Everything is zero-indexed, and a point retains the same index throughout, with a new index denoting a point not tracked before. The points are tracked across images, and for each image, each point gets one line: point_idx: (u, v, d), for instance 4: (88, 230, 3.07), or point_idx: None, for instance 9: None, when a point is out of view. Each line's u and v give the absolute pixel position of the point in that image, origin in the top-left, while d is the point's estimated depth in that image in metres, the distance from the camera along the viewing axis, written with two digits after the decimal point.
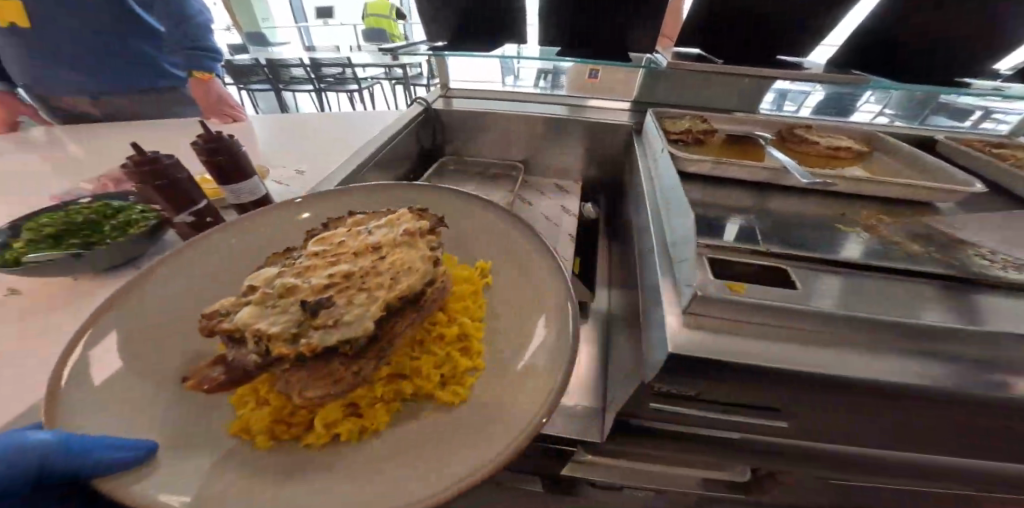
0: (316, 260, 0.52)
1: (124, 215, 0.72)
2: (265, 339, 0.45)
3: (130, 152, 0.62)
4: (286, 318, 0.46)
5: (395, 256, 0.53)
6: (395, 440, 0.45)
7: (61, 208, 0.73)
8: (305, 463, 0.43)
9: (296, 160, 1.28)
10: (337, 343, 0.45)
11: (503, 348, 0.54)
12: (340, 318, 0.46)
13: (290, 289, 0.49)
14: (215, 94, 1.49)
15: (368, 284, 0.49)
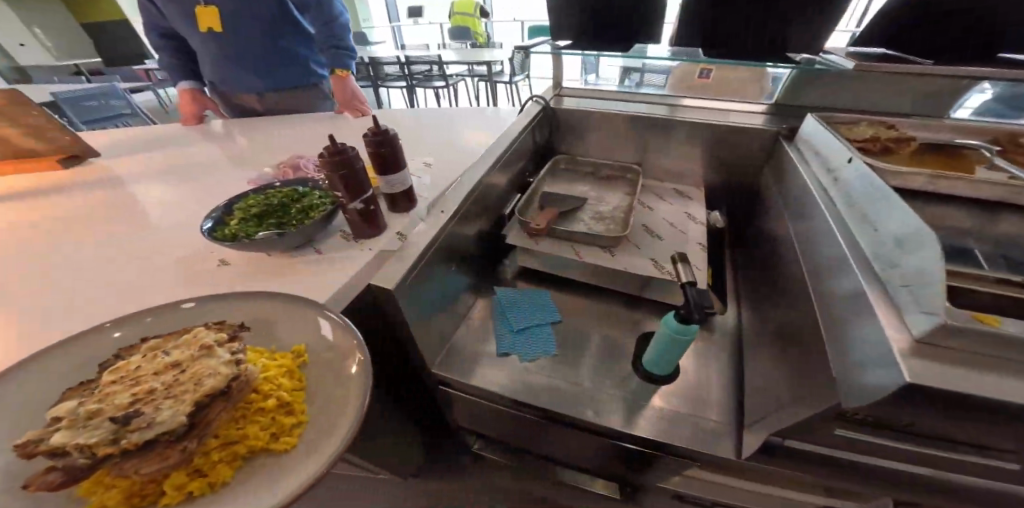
0: (117, 383, 0.52)
1: (308, 200, 0.84)
2: (91, 451, 0.45)
3: (327, 147, 0.71)
4: (102, 431, 0.46)
5: (197, 365, 0.54)
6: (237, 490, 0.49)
7: (259, 192, 0.87)
8: None
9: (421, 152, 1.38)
10: (153, 438, 0.47)
11: (325, 396, 0.58)
12: (102, 412, 0.48)
13: (98, 410, 0.48)
14: (349, 91, 1.72)
15: (136, 388, 0.50)
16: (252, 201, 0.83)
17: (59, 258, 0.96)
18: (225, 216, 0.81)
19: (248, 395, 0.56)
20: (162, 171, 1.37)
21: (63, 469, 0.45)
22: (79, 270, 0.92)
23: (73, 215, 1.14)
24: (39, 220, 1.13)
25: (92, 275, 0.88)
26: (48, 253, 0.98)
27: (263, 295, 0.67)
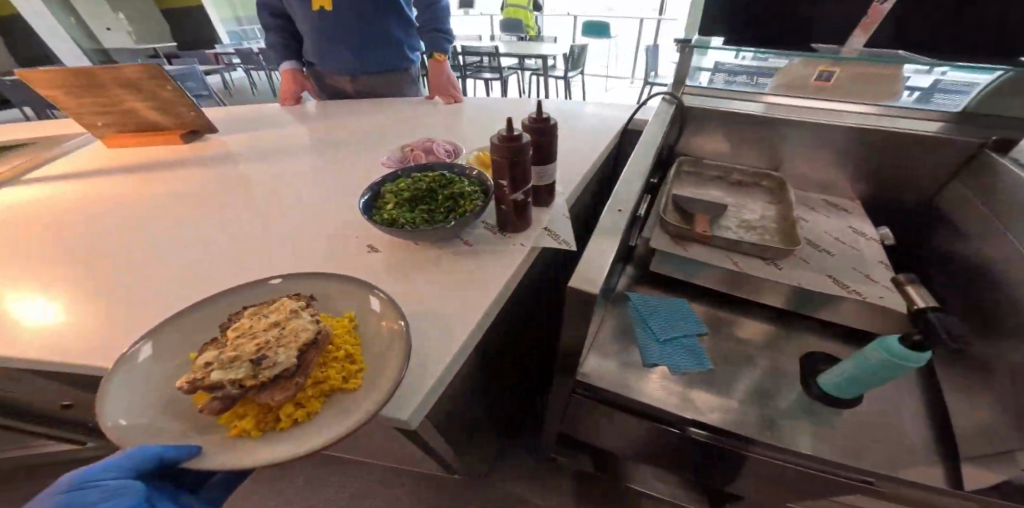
0: (234, 339, 0.59)
1: (458, 188, 0.80)
2: (232, 383, 0.53)
3: (503, 132, 0.66)
4: (236, 371, 0.54)
5: (290, 323, 0.61)
6: (337, 411, 0.54)
7: (405, 176, 0.84)
8: (289, 439, 0.52)
9: None
10: (270, 375, 0.54)
11: (385, 337, 0.62)
12: (236, 356, 0.56)
13: (229, 357, 0.56)
14: (444, 76, 1.69)
15: (258, 339, 0.58)
16: (403, 184, 0.81)
17: (198, 230, 1.00)
18: (377, 199, 0.79)
19: (327, 346, 0.61)
20: (272, 149, 1.40)
21: (212, 401, 0.53)
22: (221, 242, 0.95)
23: (200, 188, 1.18)
24: (170, 191, 1.17)
25: (239, 249, 0.91)
26: (190, 223, 1.02)
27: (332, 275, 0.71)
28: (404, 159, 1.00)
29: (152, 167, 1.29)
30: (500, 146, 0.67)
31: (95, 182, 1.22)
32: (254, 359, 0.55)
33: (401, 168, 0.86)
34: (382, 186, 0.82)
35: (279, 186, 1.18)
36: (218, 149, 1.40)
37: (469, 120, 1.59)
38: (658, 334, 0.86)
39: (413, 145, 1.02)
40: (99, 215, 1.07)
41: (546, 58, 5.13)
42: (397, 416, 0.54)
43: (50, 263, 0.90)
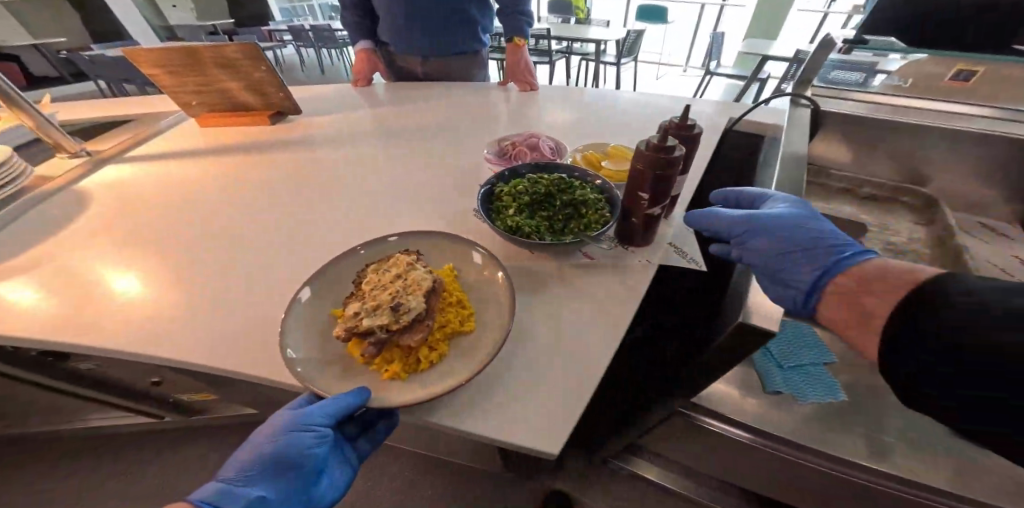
0: (365, 293, 0.60)
1: (581, 195, 0.74)
2: (380, 327, 0.54)
3: (653, 145, 0.58)
4: (379, 317, 0.55)
5: (411, 273, 0.62)
6: (472, 353, 0.55)
7: (522, 178, 0.79)
8: (437, 378, 0.52)
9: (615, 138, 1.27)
10: (410, 316, 0.55)
11: (491, 288, 0.64)
12: (377, 305, 0.57)
13: (370, 307, 0.57)
14: (522, 62, 1.61)
15: (390, 290, 0.59)
16: (522, 188, 0.75)
17: (296, 213, 1.00)
18: (495, 204, 0.75)
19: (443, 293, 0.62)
20: (354, 132, 1.39)
21: (367, 347, 0.54)
22: (320, 228, 0.94)
23: (290, 169, 1.19)
24: (262, 170, 1.18)
25: (339, 238, 0.91)
26: (286, 207, 1.03)
27: (434, 233, 0.71)
28: (504, 154, 0.94)
29: (242, 145, 1.31)
30: (647, 161, 0.60)
31: (192, 157, 1.25)
32: (393, 306, 0.56)
33: (514, 168, 0.81)
34: (498, 189, 0.77)
35: (367, 170, 1.16)
36: (301, 129, 1.41)
37: (547, 109, 1.51)
38: (783, 363, 0.81)
39: (515, 140, 0.96)
40: (200, 190, 1.09)
41: (600, 41, 4.90)
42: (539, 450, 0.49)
43: (162, 236, 0.92)
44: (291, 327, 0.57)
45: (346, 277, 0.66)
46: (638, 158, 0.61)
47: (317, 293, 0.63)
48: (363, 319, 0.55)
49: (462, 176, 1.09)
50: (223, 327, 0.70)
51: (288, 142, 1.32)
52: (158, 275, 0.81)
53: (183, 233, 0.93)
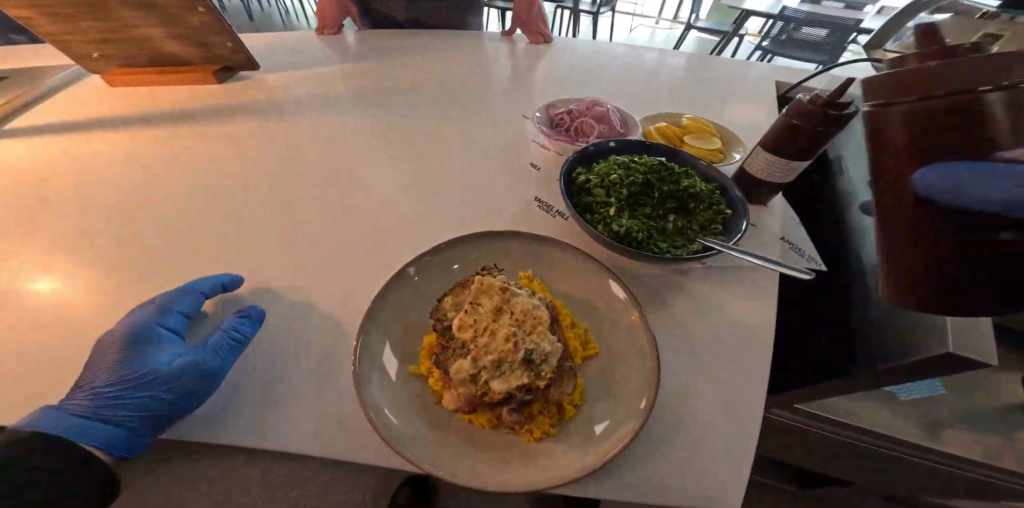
0: (470, 338, 0.41)
1: (689, 185, 0.59)
2: (523, 388, 0.38)
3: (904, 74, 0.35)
4: (513, 371, 0.39)
5: (518, 299, 0.44)
6: (615, 389, 0.42)
7: (608, 162, 0.62)
8: (593, 429, 0.40)
9: (655, 103, 1.09)
10: (550, 361, 0.40)
11: (594, 296, 0.50)
12: (500, 357, 0.39)
13: (494, 360, 0.39)
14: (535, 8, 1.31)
15: (504, 330, 0.41)
16: (618, 176, 0.59)
17: None
18: (588, 198, 0.58)
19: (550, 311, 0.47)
20: (334, 90, 1.09)
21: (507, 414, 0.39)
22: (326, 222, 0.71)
23: (261, 140, 0.90)
24: (223, 141, 0.89)
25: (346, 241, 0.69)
26: None
27: (511, 235, 0.54)
28: (562, 126, 0.76)
29: (186, 111, 0.99)
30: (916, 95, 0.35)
31: (118, 129, 0.93)
32: (526, 358, 0.39)
33: (595, 146, 0.64)
34: (584, 176, 0.60)
35: (369, 140, 0.91)
36: (264, 88, 1.10)
37: (566, 61, 1.26)
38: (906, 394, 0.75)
39: (572, 106, 0.77)
40: (139, 171, 0.80)
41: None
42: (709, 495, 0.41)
43: (96, 239, 0.65)
44: (374, 405, 0.40)
45: (414, 307, 0.49)
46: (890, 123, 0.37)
47: (376, 332, 0.44)
48: (485, 378, 0.39)
49: (494, 150, 0.88)
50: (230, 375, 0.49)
51: (250, 105, 1.02)
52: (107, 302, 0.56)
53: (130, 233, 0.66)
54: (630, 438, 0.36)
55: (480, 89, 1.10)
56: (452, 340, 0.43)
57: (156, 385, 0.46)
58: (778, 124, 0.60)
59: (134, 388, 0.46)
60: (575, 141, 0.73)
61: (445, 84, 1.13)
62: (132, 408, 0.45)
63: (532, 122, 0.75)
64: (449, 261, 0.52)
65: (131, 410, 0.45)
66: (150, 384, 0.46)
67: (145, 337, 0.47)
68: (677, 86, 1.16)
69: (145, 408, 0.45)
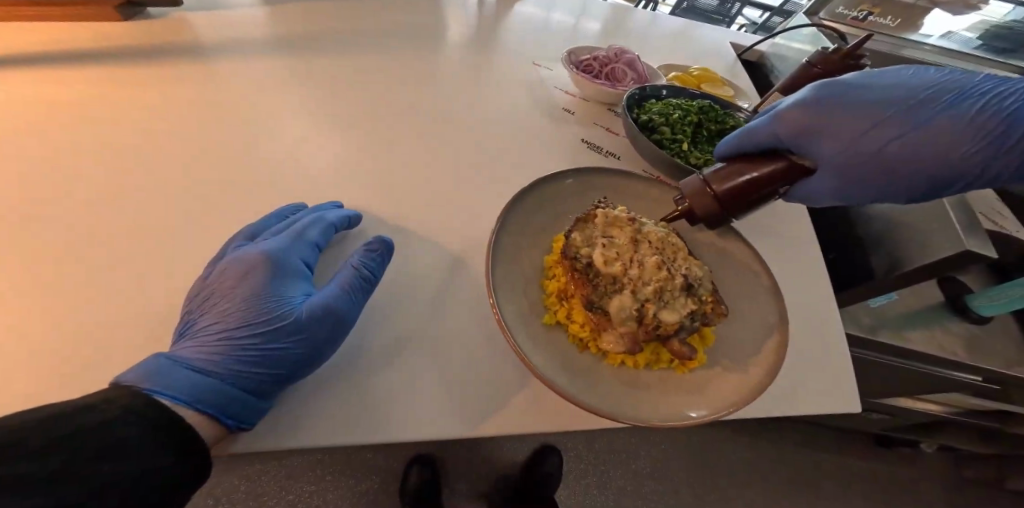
0: (622, 274, 0.45)
1: (733, 122, 0.68)
2: (686, 314, 0.44)
3: (688, 193, 0.49)
4: (673, 300, 0.44)
5: (651, 232, 0.48)
6: (739, 317, 0.50)
7: (661, 103, 0.69)
8: (733, 350, 0.47)
9: (650, 52, 1.09)
10: (697, 289, 0.46)
11: (693, 238, 0.56)
12: (660, 286, 0.44)
13: (654, 290, 0.44)
14: None
15: (650, 260, 0.46)
16: (678, 115, 0.66)
17: (304, 167, 0.64)
18: (656, 135, 0.64)
19: None
20: (293, 24, 0.90)
21: (670, 342, 0.44)
22: (363, 184, 0.63)
23: (232, 88, 0.73)
24: (181, 97, 0.70)
25: (394, 213, 0.61)
26: (258, 165, 0.63)
27: (604, 170, 0.57)
28: (593, 71, 0.81)
29: (99, 51, 0.76)
30: (710, 195, 0.47)
31: (3, 75, 0.68)
32: (685, 284, 0.45)
33: (643, 89, 0.70)
34: (646, 115, 0.66)
35: (370, 87, 0.79)
36: (197, 19, 0.86)
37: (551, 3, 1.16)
38: (886, 305, 0.92)
39: (599, 54, 0.83)
40: (79, 139, 0.61)
41: None
42: (822, 402, 0.49)
43: (73, 234, 0.51)
44: (543, 367, 0.41)
45: (530, 252, 0.51)
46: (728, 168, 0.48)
47: (508, 294, 0.46)
48: (653, 310, 0.43)
49: (517, 96, 0.83)
50: (347, 362, 0.45)
51: (190, 42, 0.80)
52: (140, 305, 0.46)
53: (121, 219, 0.53)
54: (782, 346, 0.45)
55: (469, 25, 0.99)
56: (599, 278, 0.46)
57: (277, 329, 0.42)
58: (794, 72, 0.68)
59: (249, 334, 0.42)
60: (613, 86, 0.79)
61: (428, 18, 0.98)
62: (246, 361, 0.40)
63: (568, 66, 0.78)
64: (553, 201, 0.54)
65: (245, 364, 0.40)
66: (269, 329, 0.42)
67: (274, 271, 0.46)
68: (664, 33, 1.17)
69: (264, 358, 0.40)
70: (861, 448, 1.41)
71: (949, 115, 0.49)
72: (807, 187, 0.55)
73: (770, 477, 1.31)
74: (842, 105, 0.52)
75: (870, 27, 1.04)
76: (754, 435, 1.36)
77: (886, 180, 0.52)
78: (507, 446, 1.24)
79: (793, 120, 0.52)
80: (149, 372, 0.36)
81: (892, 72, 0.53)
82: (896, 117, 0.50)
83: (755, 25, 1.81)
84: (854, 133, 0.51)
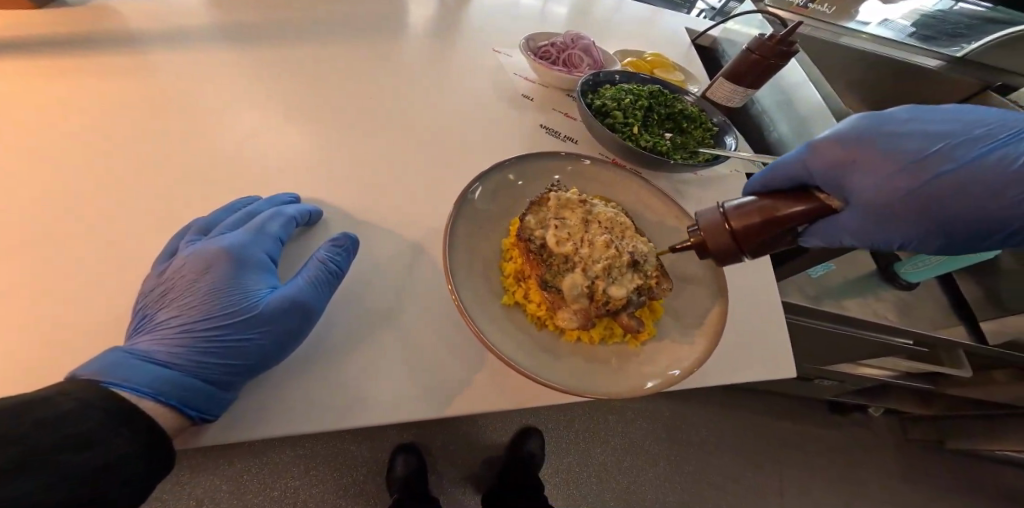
0: (576, 255, 0.48)
1: (682, 107, 0.71)
2: (635, 290, 0.47)
3: (702, 223, 0.43)
4: (623, 276, 0.47)
5: (602, 213, 0.51)
6: (685, 291, 0.53)
7: (614, 88, 0.72)
8: (680, 322, 0.50)
9: (608, 37, 1.11)
10: (645, 265, 0.49)
11: (644, 217, 0.59)
12: (609, 264, 0.47)
13: (605, 268, 0.47)
14: None
15: (600, 239, 0.49)
16: (629, 100, 0.69)
17: (259, 160, 0.63)
18: (609, 120, 0.67)
19: None
20: (242, 10, 0.86)
21: (621, 317, 0.47)
22: (319, 177, 0.62)
23: (184, 79, 0.71)
24: (127, 89, 0.67)
25: (353, 202, 0.60)
26: (211, 159, 0.61)
27: (560, 155, 0.59)
28: (551, 58, 0.82)
29: (30, 39, 0.70)
30: (725, 228, 0.42)
31: None
32: (633, 260, 0.48)
33: (597, 75, 0.73)
34: (600, 101, 0.69)
35: (322, 78, 0.77)
36: (126, 7, 0.81)
37: None
38: (826, 276, 0.99)
39: (556, 40, 0.84)
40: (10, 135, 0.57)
41: None
42: (759, 370, 0.54)
43: (16, 235, 0.48)
44: (501, 344, 0.43)
45: (488, 237, 0.53)
46: (744, 201, 0.42)
47: (465, 278, 0.47)
48: (602, 286, 0.46)
49: (478, 83, 0.83)
50: (309, 351, 0.46)
51: (120, 31, 0.75)
52: (91, 305, 0.45)
53: (64, 218, 0.51)
54: (721, 315, 0.49)
55: (425, 11, 0.97)
56: (552, 258, 0.49)
57: (239, 323, 0.42)
58: (737, 59, 0.71)
59: (210, 327, 0.41)
60: (569, 72, 0.81)
61: (380, 6, 0.95)
62: (209, 354, 0.40)
63: (526, 53, 0.79)
64: (510, 186, 0.56)
65: (206, 357, 0.40)
66: (231, 323, 0.42)
67: (236, 265, 0.45)
68: (623, 18, 1.19)
69: (226, 351, 0.40)
70: (815, 410, 1.53)
71: (1003, 154, 0.46)
72: (839, 226, 0.48)
73: (734, 441, 1.41)
74: (881, 142, 0.50)
75: (809, 14, 1.09)
76: (720, 403, 1.45)
77: (926, 219, 0.48)
78: (488, 431, 1.27)
79: (827, 155, 0.50)
80: (106, 365, 0.36)
81: (932, 110, 0.52)
82: (936, 156, 0.48)
83: (713, 11, 1.82)
84: (894, 167, 0.48)
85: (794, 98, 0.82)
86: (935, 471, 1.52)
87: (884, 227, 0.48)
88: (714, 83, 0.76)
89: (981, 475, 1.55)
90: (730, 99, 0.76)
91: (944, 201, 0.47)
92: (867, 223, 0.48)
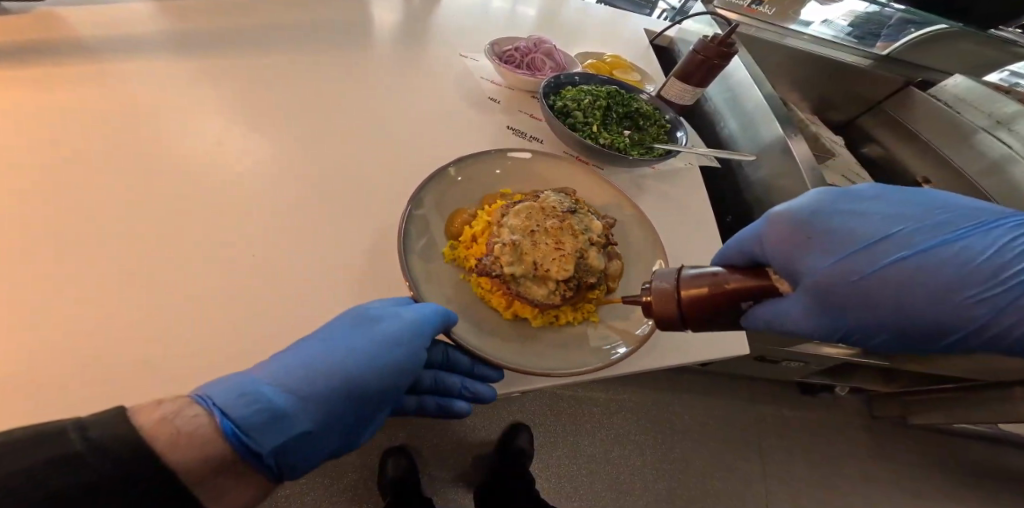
0: (546, 243, 0.57)
1: (637, 106, 0.76)
2: (594, 230, 0.61)
3: (655, 286, 0.43)
4: (585, 224, 0.60)
5: (520, 209, 0.61)
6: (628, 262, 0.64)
7: (574, 89, 0.76)
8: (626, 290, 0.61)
9: (573, 39, 1.15)
10: (582, 208, 0.63)
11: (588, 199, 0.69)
12: (567, 220, 0.59)
13: (573, 227, 0.59)
14: None
15: (546, 224, 0.59)
16: (588, 100, 0.73)
17: (230, 166, 0.63)
18: (570, 119, 0.72)
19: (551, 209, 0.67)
20: (213, 18, 0.85)
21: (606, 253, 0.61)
22: (291, 182, 0.64)
23: (153, 86, 0.71)
24: (93, 98, 0.66)
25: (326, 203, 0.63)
26: (184, 165, 0.62)
27: (497, 152, 0.67)
28: (515, 61, 0.86)
29: None
30: (673, 297, 0.42)
31: None
32: (573, 207, 0.61)
33: (558, 77, 0.77)
34: (561, 102, 0.73)
35: (294, 84, 0.78)
36: (72, 15, 0.78)
37: None
38: None
39: (520, 44, 0.89)
40: None
41: None
42: (701, 350, 0.61)
43: None
44: (494, 353, 0.50)
45: (440, 239, 0.60)
46: (697, 274, 0.41)
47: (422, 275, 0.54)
48: (581, 234, 0.59)
49: (448, 85, 0.86)
50: None
51: (73, 40, 0.73)
52: (65, 306, 0.46)
53: (47, 220, 0.52)
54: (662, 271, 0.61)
55: (396, 15, 0.98)
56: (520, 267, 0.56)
57: (331, 381, 0.41)
58: (685, 60, 0.77)
59: (319, 377, 0.41)
60: (533, 74, 0.85)
61: (346, 13, 0.96)
62: (306, 408, 0.39)
63: (491, 57, 0.83)
64: (453, 191, 0.64)
65: (305, 411, 0.39)
66: (331, 383, 0.41)
67: (357, 322, 0.46)
68: (588, 19, 1.24)
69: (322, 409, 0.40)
70: (781, 389, 1.63)
71: (960, 247, 0.39)
72: (783, 309, 0.42)
73: (708, 421, 1.49)
74: (837, 220, 0.44)
75: (755, 14, 1.14)
76: (694, 387, 1.53)
77: (878, 315, 0.40)
78: (475, 426, 1.30)
79: (778, 232, 0.45)
80: (221, 393, 0.35)
81: (895, 192, 0.45)
82: (900, 240, 0.40)
83: (671, 10, 1.90)
84: (844, 249, 0.41)
85: (738, 93, 0.89)
86: (888, 436, 1.64)
87: (830, 315, 0.42)
88: (667, 84, 0.82)
89: (934, 443, 1.67)
90: (680, 99, 0.82)
91: (908, 306, 0.39)
92: (810, 316, 0.42)
